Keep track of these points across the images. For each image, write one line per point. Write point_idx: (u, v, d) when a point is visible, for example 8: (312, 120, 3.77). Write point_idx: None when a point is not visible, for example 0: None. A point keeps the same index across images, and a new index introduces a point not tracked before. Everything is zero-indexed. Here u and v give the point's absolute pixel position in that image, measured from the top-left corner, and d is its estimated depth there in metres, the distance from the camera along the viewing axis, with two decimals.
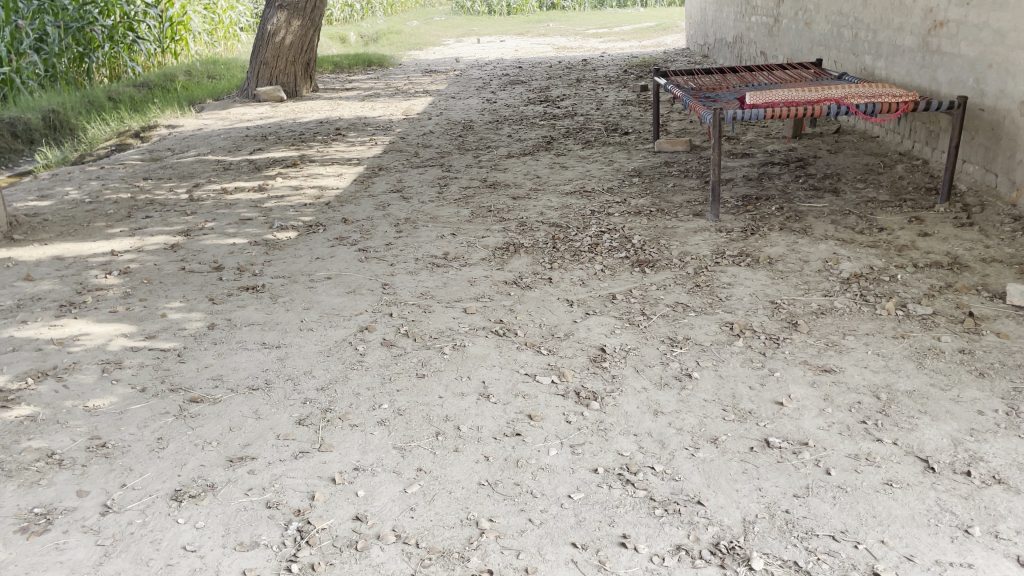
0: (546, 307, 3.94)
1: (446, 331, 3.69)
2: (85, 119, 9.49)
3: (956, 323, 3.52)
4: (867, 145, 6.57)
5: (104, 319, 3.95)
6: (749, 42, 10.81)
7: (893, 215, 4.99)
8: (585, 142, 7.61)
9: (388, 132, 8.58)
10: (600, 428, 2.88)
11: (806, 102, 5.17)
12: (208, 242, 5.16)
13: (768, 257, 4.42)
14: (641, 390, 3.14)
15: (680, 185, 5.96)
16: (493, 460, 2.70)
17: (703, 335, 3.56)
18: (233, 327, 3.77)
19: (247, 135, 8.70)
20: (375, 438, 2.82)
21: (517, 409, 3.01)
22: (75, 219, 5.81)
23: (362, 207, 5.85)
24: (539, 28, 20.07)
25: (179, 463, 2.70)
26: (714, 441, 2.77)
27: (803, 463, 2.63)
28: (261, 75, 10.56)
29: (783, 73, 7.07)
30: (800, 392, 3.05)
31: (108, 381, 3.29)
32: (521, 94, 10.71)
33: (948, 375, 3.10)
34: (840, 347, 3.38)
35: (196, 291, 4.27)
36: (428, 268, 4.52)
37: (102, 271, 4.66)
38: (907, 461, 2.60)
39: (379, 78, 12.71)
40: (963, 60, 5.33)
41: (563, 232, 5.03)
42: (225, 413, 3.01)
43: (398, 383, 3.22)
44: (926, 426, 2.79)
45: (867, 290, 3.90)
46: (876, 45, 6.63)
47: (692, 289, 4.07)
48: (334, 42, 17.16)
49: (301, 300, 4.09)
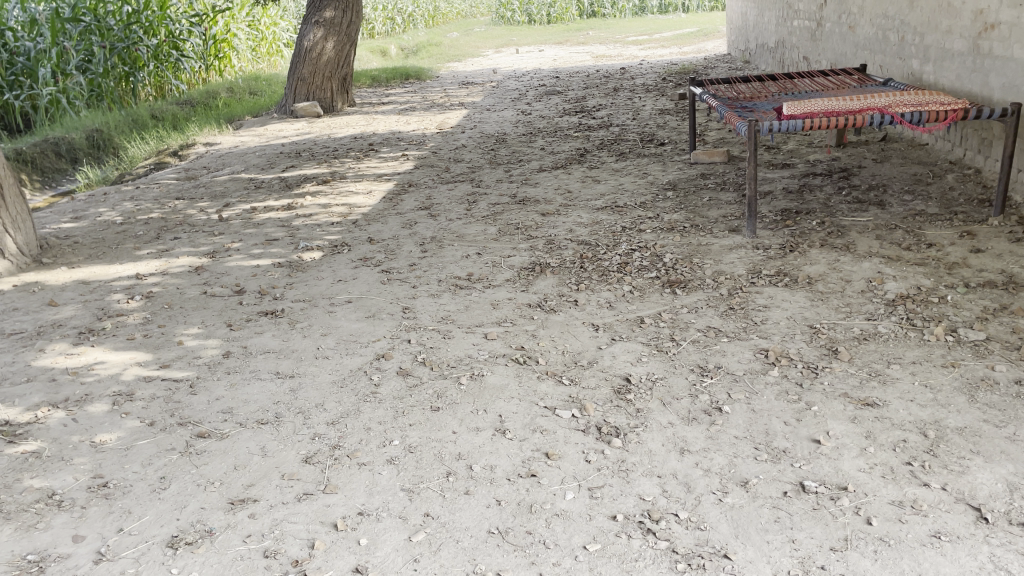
0: (571, 333, 3.77)
1: (465, 359, 3.55)
2: (127, 137, 9.58)
3: (1012, 349, 3.27)
4: (915, 154, 6.27)
5: (121, 347, 3.89)
6: (792, 47, 10.50)
7: (943, 229, 4.71)
8: (619, 154, 7.42)
9: (420, 147, 8.50)
10: (621, 468, 2.70)
11: (847, 111, 4.91)
12: (232, 263, 5.10)
13: (808, 276, 4.19)
14: (667, 425, 2.95)
15: (716, 199, 5.74)
16: (506, 504, 2.54)
17: (736, 363, 3.36)
18: (248, 356, 3.68)
19: (282, 152, 8.69)
20: (383, 478, 2.69)
21: (534, 446, 2.85)
22: (105, 241, 5.81)
23: (389, 226, 5.75)
24: (578, 37, 19.89)
25: (179, 505, 2.59)
26: (744, 485, 2.57)
27: (842, 511, 2.41)
28: (298, 91, 10.58)
29: (826, 80, 6.79)
30: (839, 428, 2.83)
31: (117, 414, 3.21)
32: (557, 105, 10.55)
33: (1003, 410, 2.85)
34: (884, 378, 3.14)
35: (215, 316, 4.20)
36: (451, 290, 4.39)
37: (125, 295, 4.62)
38: (957, 510, 2.37)
39: (415, 92, 12.66)
40: (1016, 64, 5.04)
41: (591, 250, 4.86)
42: (231, 450, 2.90)
43: (411, 417, 3.08)
44: (979, 468, 2.55)
45: (914, 313, 3.65)
46: (923, 49, 6.33)
47: (725, 313, 3.86)
48: (374, 56, 17.22)
49: (319, 326, 3.98)
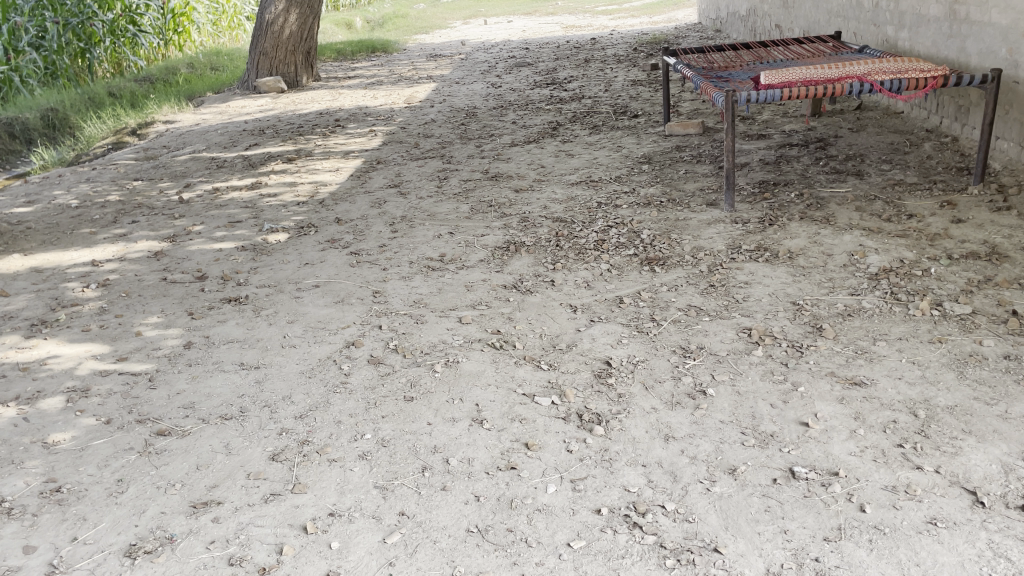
0: (548, 315, 3.64)
1: (439, 345, 3.41)
2: (83, 117, 9.21)
3: (998, 323, 3.20)
4: (891, 122, 6.19)
5: (76, 339, 3.70)
6: (764, 15, 10.35)
7: (924, 199, 4.63)
8: (593, 127, 7.26)
9: (389, 122, 8.27)
10: (604, 458, 2.59)
11: (826, 80, 4.80)
12: (193, 247, 4.90)
13: (788, 250, 4.09)
14: (650, 410, 2.84)
15: (692, 172, 5.62)
16: (484, 500, 2.42)
17: (719, 343, 3.25)
18: (211, 346, 3.51)
19: (245, 129, 8.41)
20: (354, 476, 2.56)
21: (513, 437, 2.73)
22: (59, 226, 5.57)
23: (357, 205, 5.55)
24: (547, 7, 19.54)
25: (138, 510, 2.46)
26: (732, 473, 2.46)
27: (834, 499, 2.32)
28: (260, 66, 10.25)
29: (800, 49, 6.68)
30: (828, 410, 2.73)
31: (72, 413, 3.05)
32: (527, 77, 10.33)
33: (994, 387, 2.77)
34: (871, 355, 3.06)
35: (176, 304, 4.01)
36: (423, 272, 4.23)
37: (80, 283, 4.42)
38: (952, 494, 2.29)
39: (382, 65, 12.36)
40: (994, 30, 4.96)
41: (567, 227, 4.72)
42: (193, 449, 2.75)
43: (384, 409, 2.94)
44: (972, 449, 2.47)
45: (898, 287, 3.57)
46: (898, 15, 6.23)
47: (706, 290, 3.75)
48: (339, 28, 16.79)
49: (285, 313, 3.81)
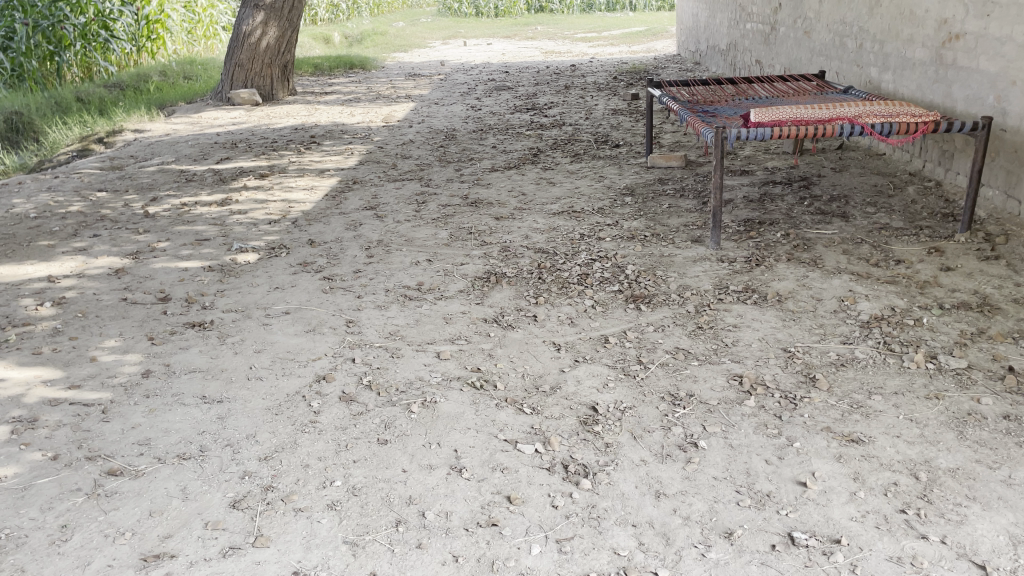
0: (530, 353, 3.48)
1: (415, 383, 3.22)
2: (48, 121, 8.92)
3: (995, 380, 3.10)
4: (873, 163, 6.17)
5: (26, 362, 3.46)
6: (744, 50, 10.40)
7: (911, 244, 4.56)
8: (573, 155, 7.16)
9: (366, 141, 8.10)
10: (592, 516, 2.42)
11: (816, 120, 4.71)
12: (158, 266, 4.66)
13: (777, 293, 3.99)
14: (639, 462, 2.68)
15: (676, 206, 5.52)
16: (464, 561, 2.24)
17: (709, 391, 3.11)
18: (171, 376, 3.29)
19: (217, 142, 8.18)
20: (323, 528, 2.37)
21: (495, 489, 2.55)
22: (15, 238, 5.29)
23: (332, 227, 5.36)
24: (527, 31, 19.59)
25: (82, 562, 2.24)
26: (729, 537, 2.32)
27: (838, 570, 2.18)
28: (235, 77, 10.03)
29: (784, 86, 6.65)
30: (825, 469, 2.60)
31: (15, 446, 2.82)
32: (507, 101, 10.24)
33: (996, 450, 2.67)
34: (867, 410, 2.94)
35: (135, 328, 3.78)
36: (399, 301, 4.05)
37: (34, 301, 4.17)
38: (960, 569, 2.17)
39: (360, 82, 12.20)
40: (981, 76, 4.94)
41: (549, 259, 4.57)
42: (147, 493, 2.54)
43: (355, 452, 2.75)
44: (978, 518, 2.35)
45: (891, 337, 3.47)
46: (883, 58, 6.23)
47: (694, 333, 3.62)
48: (317, 43, 16.61)
49: (252, 342, 3.60)
